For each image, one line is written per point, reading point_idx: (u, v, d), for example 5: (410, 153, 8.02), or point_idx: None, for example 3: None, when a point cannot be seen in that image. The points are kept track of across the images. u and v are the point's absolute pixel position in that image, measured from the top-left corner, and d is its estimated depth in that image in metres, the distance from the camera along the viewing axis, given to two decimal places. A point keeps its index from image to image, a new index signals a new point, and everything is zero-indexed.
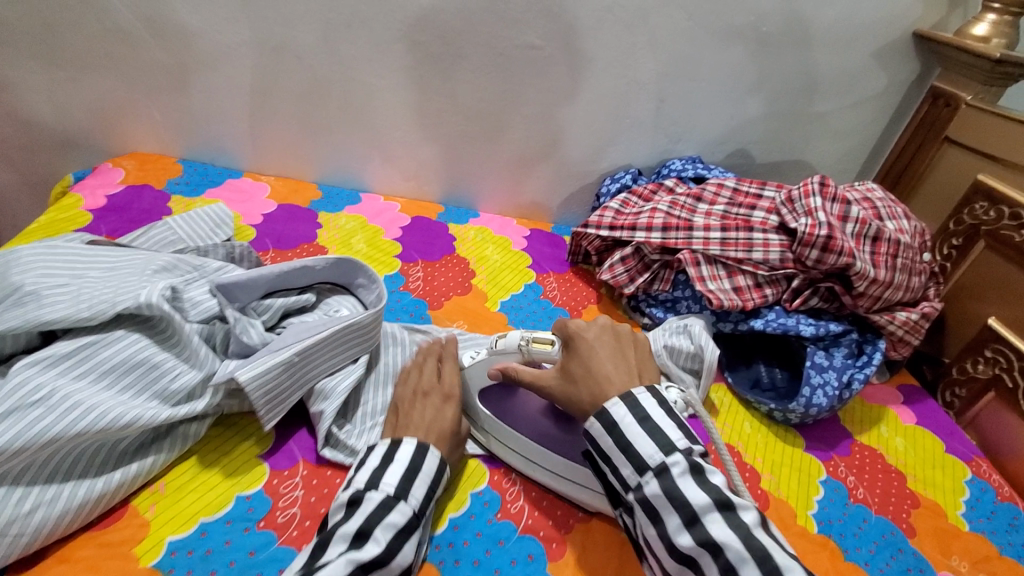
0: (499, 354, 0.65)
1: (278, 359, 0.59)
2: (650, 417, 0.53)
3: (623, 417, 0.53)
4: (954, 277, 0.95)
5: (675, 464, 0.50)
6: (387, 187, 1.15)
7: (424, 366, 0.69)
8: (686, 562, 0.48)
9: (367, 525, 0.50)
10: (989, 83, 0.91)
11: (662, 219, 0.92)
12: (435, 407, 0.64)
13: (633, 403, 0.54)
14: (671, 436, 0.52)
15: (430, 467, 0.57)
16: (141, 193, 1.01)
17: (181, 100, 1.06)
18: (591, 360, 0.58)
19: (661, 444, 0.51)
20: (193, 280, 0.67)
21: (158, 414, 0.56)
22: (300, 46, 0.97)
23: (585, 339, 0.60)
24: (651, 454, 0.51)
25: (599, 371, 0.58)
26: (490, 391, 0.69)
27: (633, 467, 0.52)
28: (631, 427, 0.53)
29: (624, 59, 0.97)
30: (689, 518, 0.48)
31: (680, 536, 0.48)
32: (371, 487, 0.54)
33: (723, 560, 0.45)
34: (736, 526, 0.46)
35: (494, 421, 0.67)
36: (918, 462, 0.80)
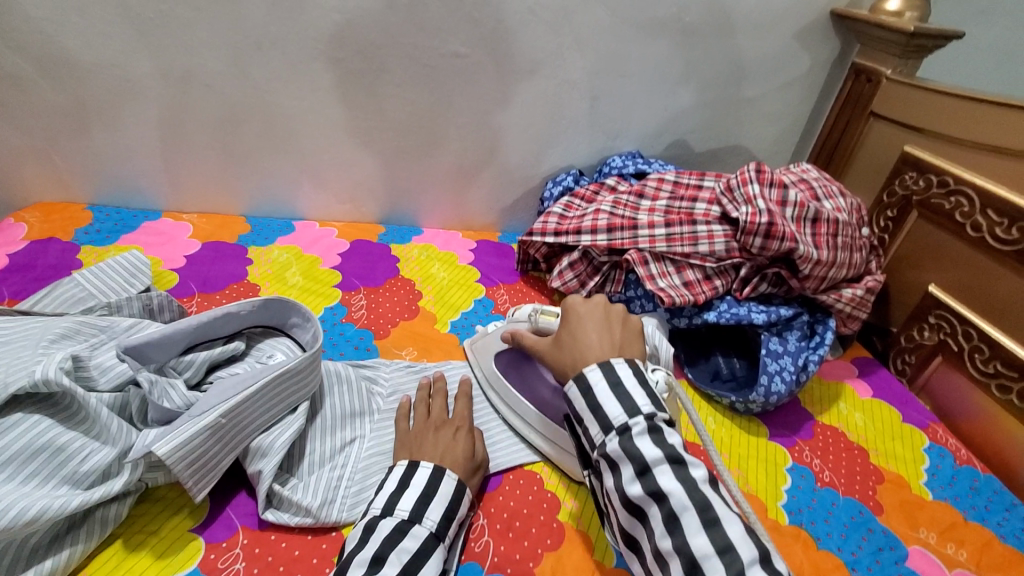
0: (512, 323, 0.75)
1: (201, 425, 0.54)
2: (622, 382, 0.50)
3: (596, 382, 0.51)
4: (892, 248, 0.96)
5: (635, 425, 0.48)
6: (322, 213, 1.09)
7: (431, 404, 0.68)
8: (635, 512, 0.47)
9: (382, 550, 0.49)
10: (905, 56, 0.93)
11: (606, 220, 0.90)
12: (448, 438, 0.63)
13: (608, 368, 0.51)
14: (638, 399, 0.49)
15: (447, 488, 0.56)
16: (47, 247, 0.93)
17: (84, 143, 0.97)
18: (577, 328, 0.58)
19: (627, 406, 0.49)
20: (100, 345, 0.61)
21: (71, 501, 0.49)
22: (208, 73, 0.90)
23: (577, 310, 0.59)
24: (616, 415, 0.49)
25: (582, 339, 0.57)
26: (508, 355, 0.74)
27: (599, 427, 0.50)
28: (603, 391, 0.50)
29: (553, 60, 0.94)
30: (641, 470, 0.46)
31: (631, 486, 0.46)
32: (386, 513, 0.53)
33: (666, 509, 0.45)
34: (684, 479, 0.45)
35: (504, 383, 0.72)
36: (878, 435, 0.80)
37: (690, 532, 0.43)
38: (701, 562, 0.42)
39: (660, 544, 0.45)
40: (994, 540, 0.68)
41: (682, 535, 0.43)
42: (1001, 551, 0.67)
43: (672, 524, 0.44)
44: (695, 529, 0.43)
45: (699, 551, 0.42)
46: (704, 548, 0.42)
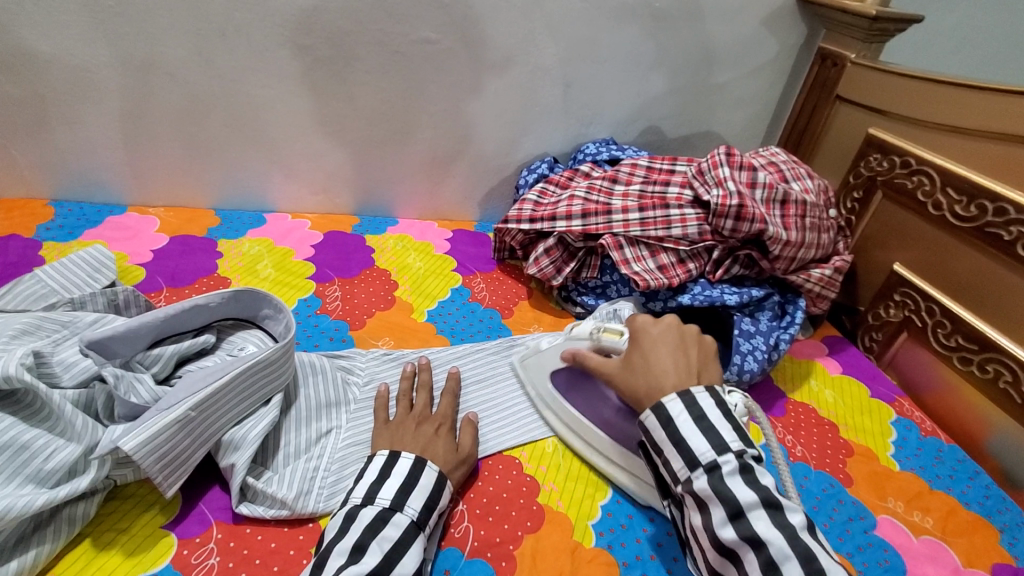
0: (571, 339, 0.70)
1: (169, 419, 0.53)
2: (705, 415, 0.51)
3: (677, 414, 0.51)
4: (859, 229, 0.99)
5: (726, 463, 0.48)
6: (294, 204, 1.07)
7: (415, 399, 0.67)
8: (728, 554, 0.47)
9: (363, 539, 0.49)
10: (868, 41, 0.96)
11: (580, 206, 0.90)
12: (428, 434, 0.62)
13: (688, 400, 0.52)
14: (725, 436, 0.50)
15: (427, 480, 0.56)
16: (7, 244, 0.89)
17: (41, 136, 0.94)
18: (651, 352, 0.57)
19: (714, 442, 0.49)
20: (62, 341, 0.60)
21: (35, 499, 0.48)
22: (170, 62, 0.87)
23: (649, 332, 0.59)
24: (703, 451, 0.49)
25: (658, 364, 0.56)
26: (568, 377, 0.71)
27: (684, 462, 0.50)
28: (686, 424, 0.51)
29: (525, 46, 0.94)
30: (735, 513, 0.46)
31: (724, 529, 0.47)
32: (367, 502, 0.52)
33: (766, 557, 0.44)
34: (781, 526, 0.45)
35: (564, 406, 0.70)
36: (848, 411, 0.83)
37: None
38: None
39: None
40: (958, 507, 0.71)
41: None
42: (966, 517, 0.70)
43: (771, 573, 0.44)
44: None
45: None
46: None
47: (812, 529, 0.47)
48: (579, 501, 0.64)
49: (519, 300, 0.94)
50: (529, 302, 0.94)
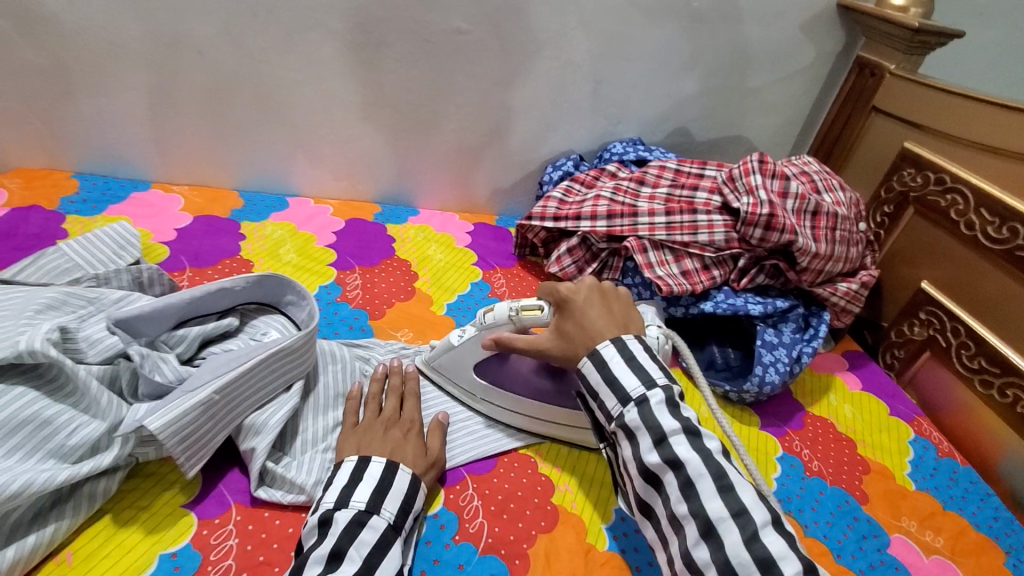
0: (489, 327, 0.67)
1: (196, 400, 0.53)
2: (635, 356, 0.54)
3: (611, 357, 0.54)
4: (887, 244, 0.97)
5: (654, 396, 0.51)
6: (316, 189, 1.07)
7: (383, 402, 0.64)
8: (652, 479, 0.50)
9: (340, 545, 0.49)
10: (909, 52, 0.93)
11: (606, 207, 0.89)
12: (397, 438, 0.59)
13: (621, 344, 0.54)
14: (653, 372, 0.53)
15: (400, 484, 0.55)
16: (29, 215, 0.87)
17: (66, 106, 0.93)
18: (582, 318, 0.59)
19: (643, 378, 0.52)
20: (88, 317, 0.59)
21: (56, 475, 0.48)
22: (200, 40, 0.87)
23: (574, 298, 0.60)
24: (634, 387, 0.52)
25: (591, 327, 0.58)
26: (485, 362, 0.70)
27: (617, 399, 0.52)
28: (619, 364, 0.53)
29: (558, 40, 0.93)
30: (659, 439, 0.49)
31: (649, 455, 0.49)
32: (340, 505, 0.51)
33: (683, 477, 0.48)
34: (699, 450, 0.49)
35: (494, 390, 0.69)
36: (865, 427, 0.82)
37: (707, 497, 0.47)
38: (717, 525, 0.45)
39: (676, 510, 0.48)
40: (968, 527, 0.70)
41: (699, 500, 0.47)
42: (975, 538, 0.69)
43: (688, 490, 0.47)
44: (710, 493, 0.46)
45: (714, 513, 0.46)
46: (719, 511, 0.46)
47: (725, 453, 0.50)
48: (592, 504, 0.64)
49: None
50: None
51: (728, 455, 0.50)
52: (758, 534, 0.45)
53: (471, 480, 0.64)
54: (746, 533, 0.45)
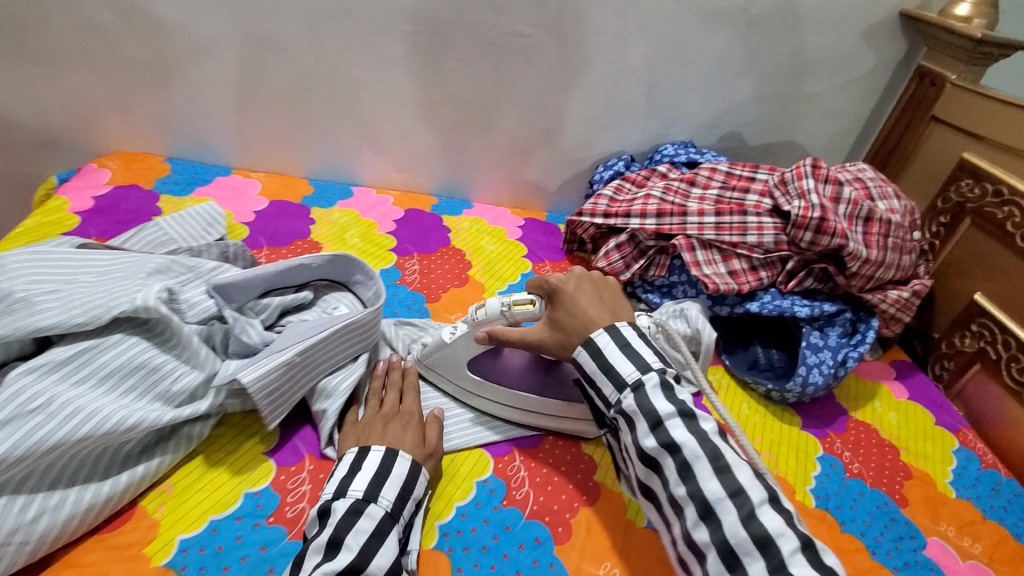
0: (481, 323, 0.66)
1: (279, 361, 0.60)
2: (629, 344, 0.57)
3: (605, 345, 0.57)
4: (942, 254, 0.96)
5: (649, 381, 0.54)
6: (379, 180, 1.14)
7: (384, 397, 0.66)
8: (651, 464, 0.53)
9: (338, 533, 0.50)
10: (972, 62, 0.93)
11: (655, 205, 0.92)
12: (396, 431, 0.61)
13: (615, 332, 0.58)
14: (648, 358, 0.56)
15: (399, 471, 0.57)
16: (129, 194, 0.97)
17: (164, 96, 1.03)
18: (573, 307, 0.62)
19: (637, 364, 0.55)
20: (188, 281, 0.67)
21: (162, 415, 0.55)
22: (284, 39, 0.95)
23: (565, 288, 0.63)
24: (629, 372, 0.55)
25: (583, 314, 0.61)
26: (478, 358, 0.70)
27: (613, 386, 0.55)
28: (613, 352, 0.56)
29: (615, 44, 0.96)
30: (655, 424, 0.52)
31: (647, 439, 0.52)
32: (339, 495, 0.54)
33: (680, 460, 0.50)
34: (695, 432, 0.51)
35: (487, 385, 0.69)
36: (910, 435, 0.81)
37: (703, 479, 0.49)
38: (714, 505, 0.48)
39: (676, 492, 0.50)
40: (1008, 536, 0.70)
41: (696, 482, 0.49)
42: (1014, 547, 0.69)
43: (686, 472, 0.50)
44: (706, 474, 0.49)
45: (711, 494, 0.48)
46: (716, 491, 0.48)
47: (723, 434, 0.53)
48: None
49: None
50: None
51: (725, 436, 0.53)
52: (755, 512, 0.47)
53: (518, 454, 0.68)
54: (743, 512, 0.47)
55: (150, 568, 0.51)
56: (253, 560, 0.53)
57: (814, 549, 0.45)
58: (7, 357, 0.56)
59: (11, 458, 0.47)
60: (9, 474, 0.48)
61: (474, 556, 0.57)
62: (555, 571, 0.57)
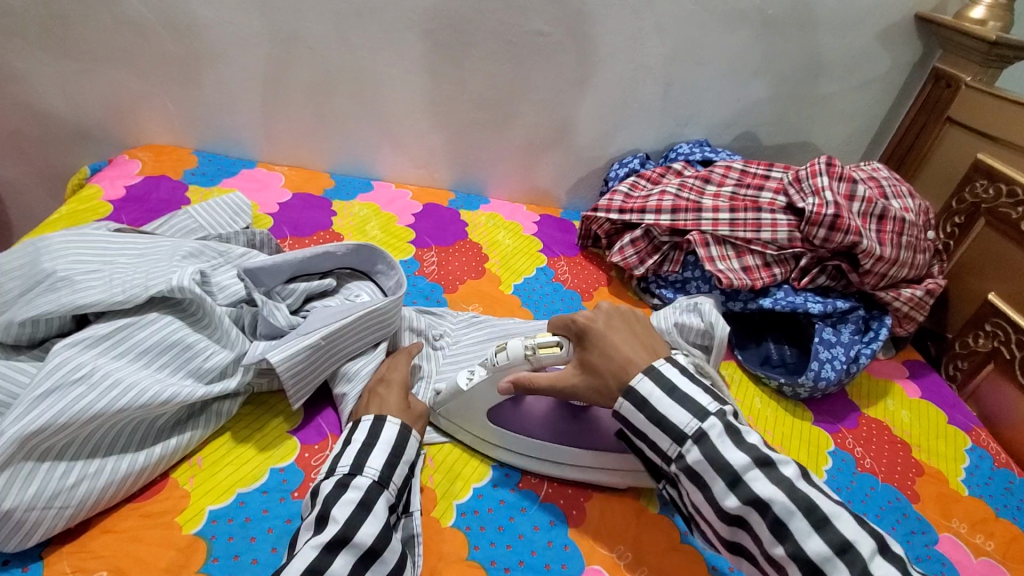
0: (504, 369, 0.63)
1: (305, 343, 0.62)
2: (676, 387, 0.55)
3: (650, 393, 0.55)
4: (956, 254, 0.96)
5: (712, 429, 0.52)
6: (398, 175, 1.16)
7: (376, 368, 0.68)
8: (735, 522, 0.50)
9: (325, 508, 0.50)
10: (986, 65, 0.93)
11: (671, 202, 0.93)
12: (381, 395, 0.62)
13: (656, 376, 0.56)
14: (702, 400, 0.54)
15: (388, 436, 0.57)
16: (160, 184, 1.01)
17: (193, 90, 1.06)
18: (607, 347, 0.59)
19: (694, 412, 0.53)
20: (219, 266, 0.70)
21: (194, 391, 0.58)
22: (311, 36, 0.98)
23: (596, 326, 0.61)
24: (687, 423, 0.53)
25: (619, 354, 0.58)
26: (499, 408, 0.65)
27: (672, 440, 0.53)
28: (662, 401, 0.54)
29: (632, 44, 0.98)
30: (733, 481, 0.50)
31: (726, 499, 0.50)
32: (328, 474, 0.54)
33: (771, 516, 0.48)
34: (778, 481, 0.49)
35: (511, 435, 0.65)
36: (921, 433, 0.82)
37: (802, 535, 0.47)
38: (821, 563, 0.46)
39: (772, 551, 0.48)
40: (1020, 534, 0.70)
41: (795, 540, 0.47)
42: None
43: (781, 530, 0.47)
44: (805, 530, 0.47)
45: (816, 553, 0.46)
46: (821, 548, 0.46)
47: (804, 475, 0.51)
48: None
49: (597, 286, 0.98)
50: (607, 289, 0.97)
51: (807, 477, 0.51)
52: (868, 567, 0.45)
53: None
54: (855, 569, 0.45)
55: (181, 536, 0.53)
56: (278, 531, 0.54)
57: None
58: (47, 333, 0.58)
59: (56, 426, 0.50)
60: (52, 442, 0.51)
61: (491, 535, 0.59)
62: (569, 552, 0.58)
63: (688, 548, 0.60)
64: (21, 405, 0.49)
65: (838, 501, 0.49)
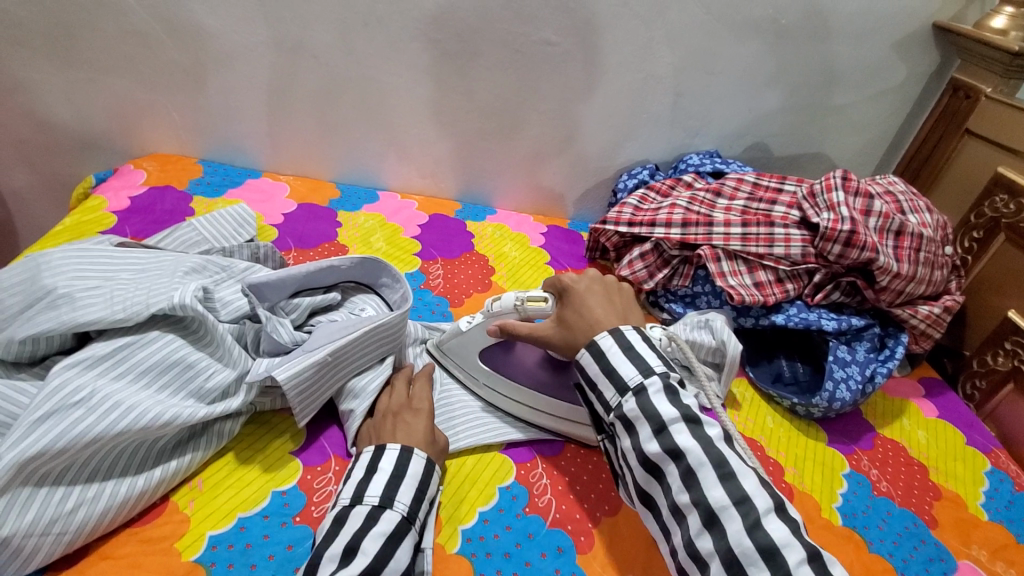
0: (495, 314, 0.68)
1: (312, 360, 0.61)
2: (633, 346, 0.55)
3: (608, 347, 0.56)
4: (975, 270, 0.94)
5: (651, 385, 0.52)
6: (404, 185, 1.15)
7: (393, 389, 0.66)
8: (653, 471, 0.51)
9: (354, 541, 0.49)
10: (1007, 75, 0.91)
11: (681, 215, 0.92)
12: (407, 423, 0.61)
13: (619, 335, 0.56)
14: (651, 361, 0.54)
15: (416, 470, 0.56)
16: (165, 194, 1.00)
17: (198, 99, 1.05)
18: (582, 307, 0.62)
19: (640, 368, 0.54)
20: (222, 281, 0.70)
21: (195, 412, 0.57)
22: (316, 45, 0.97)
23: (576, 287, 0.64)
24: (631, 375, 0.53)
25: (591, 314, 0.61)
26: (490, 349, 0.71)
27: (616, 389, 0.54)
28: (617, 355, 0.55)
29: (641, 54, 0.96)
30: (659, 429, 0.50)
31: (649, 444, 0.50)
32: (356, 501, 0.53)
33: (684, 466, 0.49)
34: (699, 437, 0.49)
35: (496, 376, 0.71)
36: (939, 454, 0.79)
37: (707, 485, 0.47)
38: (718, 513, 0.46)
39: (679, 499, 0.49)
40: None
41: (700, 489, 0.47)
42: None
43: (690, 479, 0.48)
44: (710, 482, 0.47)
45: (716, 502, 0.46)
46: (721, 499, 0.46)
47: (727, 440, 0.51)
48: None
49: None
50: None
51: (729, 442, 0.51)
52: (760, 521, 0.45)
53: (541, 460, 0.68)
54: (748, 521, 0.45)
55: (180, 563, 0.51)
56: (279, 559, 0.53)
57: (822, 562, 0.44)
58: (47, 351, 0.57)
59: (53, 451, 0.49)
60: (49, 467, 0.49)
61: (497, 563, 0.57)
62: None
63: None
64: (19, 429, 0.48)
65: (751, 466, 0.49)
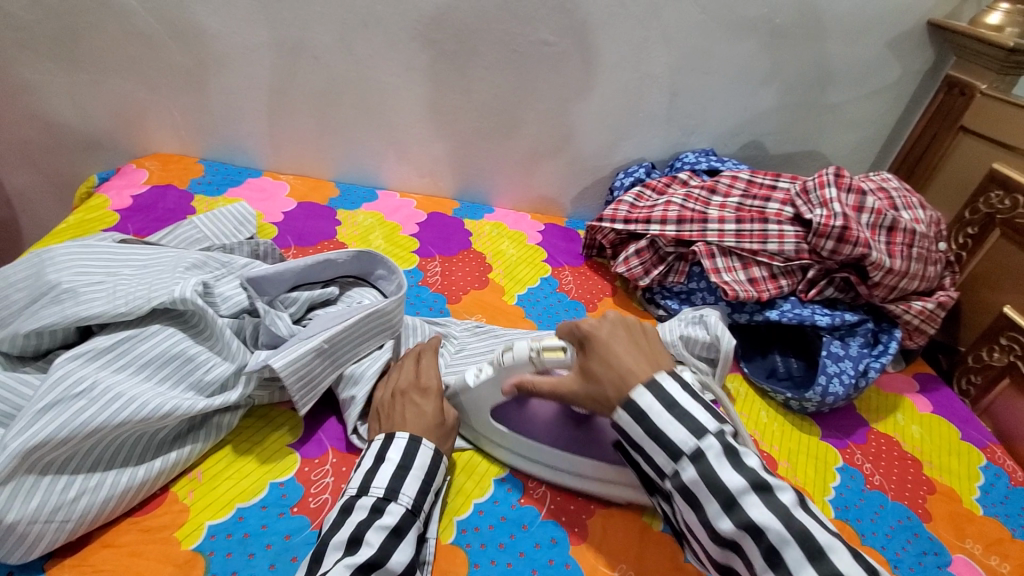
0: (508, 369, 0.61)
1: (310, 346, 0.62)
2: (677, 402, 0.51)
3: (650, 406, 0.51)
4: (969, 266, 0.95)
5: (709, 448, 0.49)
6: (402, 184, 1.16)
7: (403, 366, 0.67)
8: (729, 546, 0.47)
9: (358, 531, 0.50)
10: (1003, 72, 0.91)
11: (676, 212, 0.93)
12: (416, 405, 0.62)
13: (657, 390, 0.52)
14: (701, 419, 0.50)
15: (422, 461, 0.57)
16: (166, 193, 1.01)
17: (199, 100, 1.07)
18: (609, 356, 0.55)
19: (692, 429, 0.50)
20: (222, 276, 0.70)
21: (195, 404, 0.58)
22: (316, 46, 0.98)
23: (597, 334, 0.57)
24: (684, 440, 0.49)
25: (621, 364, 0.54)
26: (504, 407, 0.66)
27: (668, 456, 0.50)
28: (660, 416, 0.51)
29: (637, 53, 0.97)
30: (728, 502, 0.46)
31: (720, 520, 0.47)
32: (362, 492, 0.54)
33: (764, 544, 0.44)
34: (775, 508, 0.45)
35: (516, 437, 0.65)
36: (934, 448, 0.80)
37: (795, 566, 0.43)
38: None
39: None
40: None
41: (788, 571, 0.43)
42: None
43: (773, 559, 0.44)
44: (797, 561, 0.43)
45: None
46: None
47: (802, 503, 0.47)
48: None
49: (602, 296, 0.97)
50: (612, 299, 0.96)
51: (806, 505, 0.47)
52: None
53: None
54: None
55: (180, 551, 0.52)
56: (277, 548, 0.54)
57: None
58: (51, 344, 0.59)
59: (56, 440, 0.50)
60: (53, 455, 0.50)
61: (492, 553, 0.58)
62: (570, 570, 0.57)
63: (691, 567, 0.59)
64: (23, 419, 0.49)
65: (836, 534, 0.45)
